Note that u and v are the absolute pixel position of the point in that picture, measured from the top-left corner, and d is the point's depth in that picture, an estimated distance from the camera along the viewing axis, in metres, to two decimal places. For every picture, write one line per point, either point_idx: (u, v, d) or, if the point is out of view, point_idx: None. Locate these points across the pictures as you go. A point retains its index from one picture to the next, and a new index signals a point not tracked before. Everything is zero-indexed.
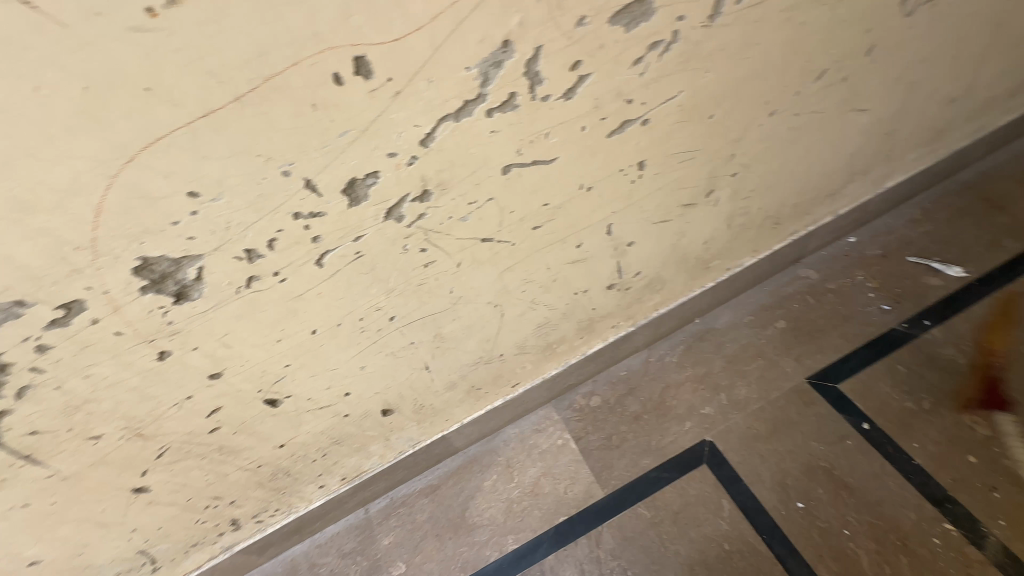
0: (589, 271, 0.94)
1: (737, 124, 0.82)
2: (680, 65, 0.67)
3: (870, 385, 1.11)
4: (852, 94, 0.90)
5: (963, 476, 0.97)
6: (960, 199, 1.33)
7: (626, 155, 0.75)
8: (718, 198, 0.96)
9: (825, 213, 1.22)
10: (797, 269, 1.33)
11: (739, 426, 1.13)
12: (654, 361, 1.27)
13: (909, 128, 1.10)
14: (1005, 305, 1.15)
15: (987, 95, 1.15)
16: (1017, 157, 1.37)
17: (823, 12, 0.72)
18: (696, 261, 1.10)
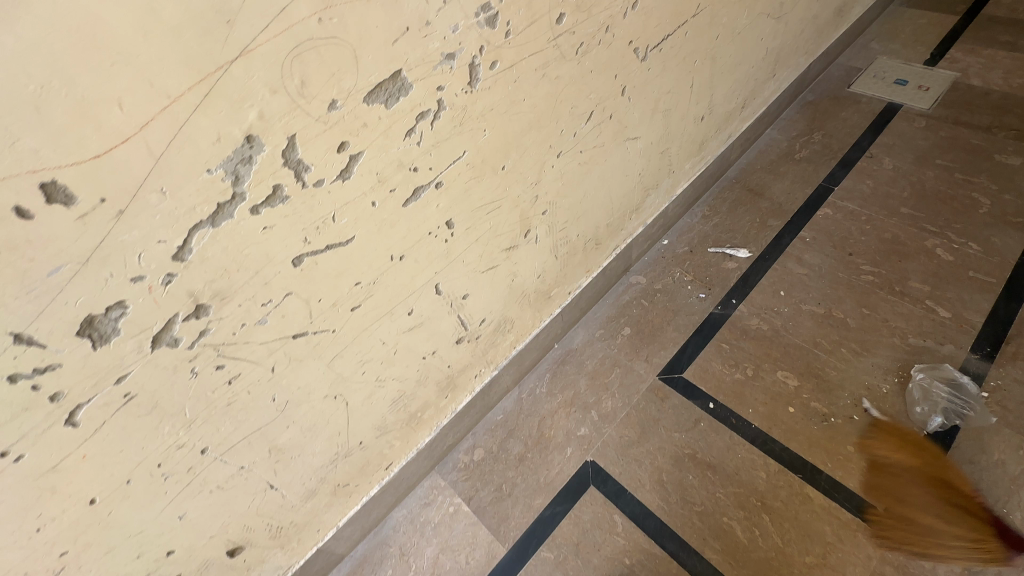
0: (431, 332, 0.92)
1: (530, 170, 0.87)
2: (455, 129, 0.69)
3: (706, 368, 1.25)
4: (621, 127, 1.03)
5: (789, 426, 1.13)
6: (732, 193, 1.61)
7: (430, 218, 0.75)
8: (537, 235, 1.01)
9: (636, 225, 1.37)
10: (629, 277, 1.47)
11: (613, 438, 1.19)
12: (526, 397, 1.29)
13: (677, 145, 1.29)
14: (783, 273, 1.39)
15: (726, 110, 1.41)
16: (762, 153, 1.70)
17: (573, 66, 0.81)
18: (537, 294, 1.15)
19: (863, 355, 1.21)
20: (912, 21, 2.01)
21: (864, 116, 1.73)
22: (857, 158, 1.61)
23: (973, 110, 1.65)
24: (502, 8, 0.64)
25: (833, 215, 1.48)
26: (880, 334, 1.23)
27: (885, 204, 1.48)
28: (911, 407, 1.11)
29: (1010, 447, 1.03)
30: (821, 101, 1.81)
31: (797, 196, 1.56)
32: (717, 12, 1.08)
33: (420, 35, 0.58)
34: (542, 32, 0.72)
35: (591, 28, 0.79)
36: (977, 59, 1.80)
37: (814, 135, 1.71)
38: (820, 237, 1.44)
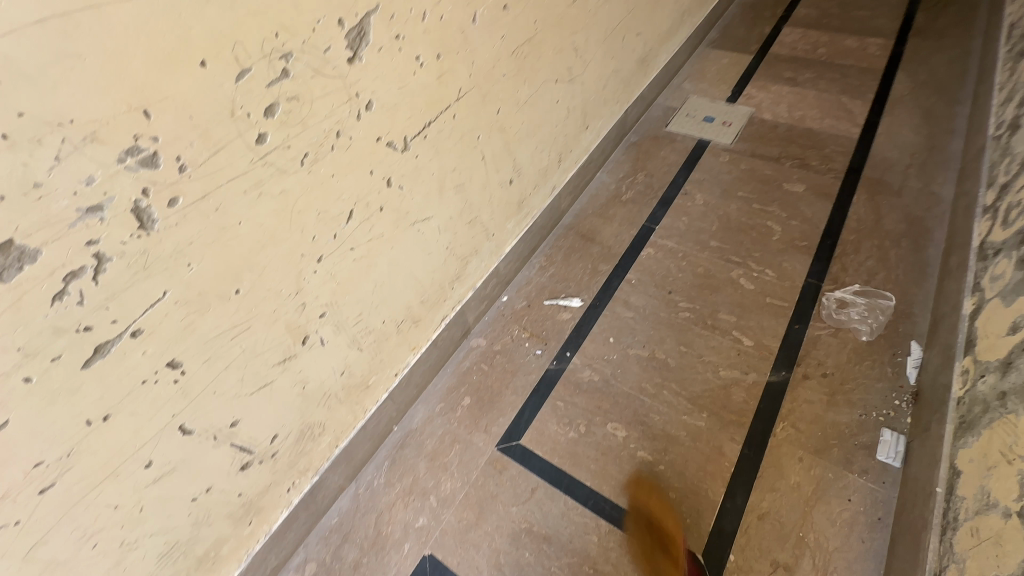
0: (194, 473, 0.82)
1: (282, 283, 0.81)
2: (137, 275, 0.62)
3: (542, 430, 1.25)
4: (401, 214, 1.00)
5: (618, 481, 1.15)
6: (567, 241, 1.66)
7: (137, 367, 0.67)
8: (322, 337, 0.95)
9: (463, 291, 1.35)
10: (470, 340, 1.44)
11: (451, 524, 1.14)
12: (363, 492, 1.20)
13: (488, 211, 1.30)
14: (611, 319, 1.44)
15: (539, 168, 1.45)
16: (593, 197, 1.77)
17: (302, 177, 0.77)
18: (347, 390, 1.08)
19: (682, 394, 1.26)
20: (716, 61, 2.23)
21: (679, 154, 1.86)
22: (674, 195, 1.73)
23: (766, 142, 1.85)
24: (161, 147, 0.58)
25: (656, 255, 1.57)
26: (696, 371, 1.30)
27: (698, 238, 1.59)
28: (723, 442, 1.17)
29: (804, 468, 1.11)
30: (643, 141, 1.94)
31: (624, 238, 1.64)
32: (489, 90, 1.09)
33: (30, 199, 0.50)
34: (238, 156, 0.67)
35: (313, 137, 0.76)
36: (767, 95, 2.03)
37: (638, 176, 1.82)
38: (644, 278, 1.52)
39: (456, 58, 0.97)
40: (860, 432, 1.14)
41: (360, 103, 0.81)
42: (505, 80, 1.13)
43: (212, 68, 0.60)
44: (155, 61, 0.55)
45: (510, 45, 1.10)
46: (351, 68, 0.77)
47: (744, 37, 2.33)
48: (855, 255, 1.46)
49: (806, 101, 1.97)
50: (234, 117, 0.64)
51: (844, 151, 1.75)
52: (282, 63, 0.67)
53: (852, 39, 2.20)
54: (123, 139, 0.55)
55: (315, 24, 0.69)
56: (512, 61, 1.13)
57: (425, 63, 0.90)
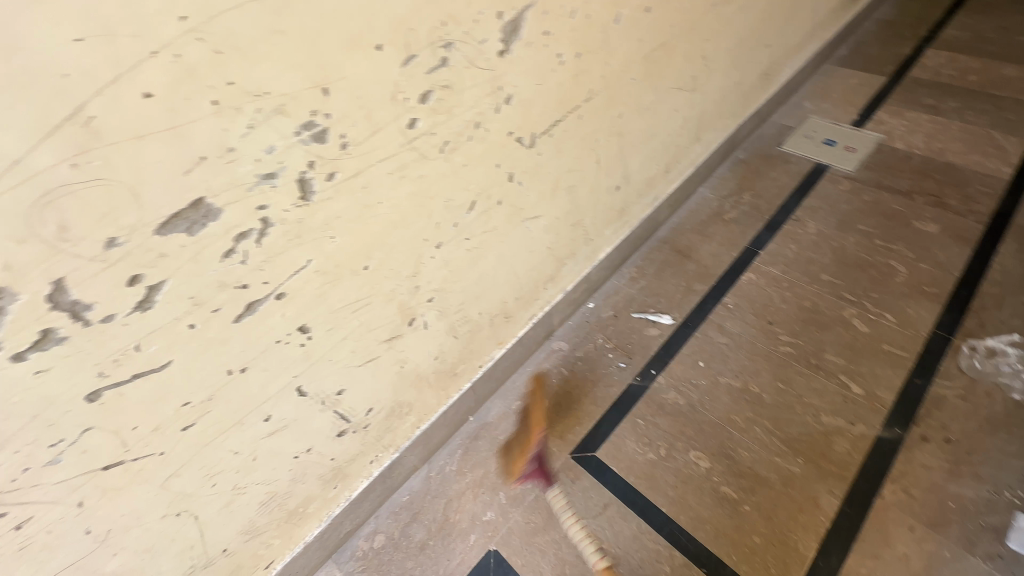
0: (300, 433, 0.86)
1: (403, 264, 0.84)
2: (291, 242, 0.65)
3: (619, 446, 1.21)
4: (515, 209, 1.00)
5: (698, 514, 1.09)
6: (661, 254, 1.59)
7: (275, 327, 0.71)
8: (426, 320, 0.97)
9: (553, 293, 1.34)
10: (551, 342, 1.43)
11: (518, 524, 1.13)
12: (435, 476, 1.23)
13: (591, 215, 1.27)
14: (703, 342, 1.36)
15: (645, 177, 1.41)
16: (692, 212, 1.70)
17: (439, 164, 0.78)
18: (437, 374, 1.10)
19: (776, 434, 1.17)
20: (843, 80, 2.06)
21: (793, 176, 1.74)
22: (783, 220, 1.62)
23: (895, 173, 1.68)
24: (331, 124, 0.61)
25: (757, 281, 1.48)
26: (794, 412, 1.20)
27: (807, 269, 1.47)
28: (820, 493, 1.08)
29: (914, 539, 1.00)
30: (753, 158, 1.83)
31: (724, 258, 1.55)
32: (616, 93, 1.07)
33: (223, 161, 0.54)
34: (391, 138, 0.69)
35: (456, 127, 0.77)
36: (901, 122, 1.84)
37: (744, 195, 1.72)
38: (743, 304, 1.43)
39: (593, 58, 0.95)
40: (987, 511, 1.01)
41: (501, 97, 0.81)
42: (633, 84, 1.10)
43: (386, 52, 0.62)
44: (341, 42, 0.58)
45: (645, 49, 1.07)
46: (501, 61, 0.77)
47: (878, 56, 2.14)
48: (996, 310, 1.30)
49: (948, 132, 1.77)
50: (394, 101, 0.66)
51: (991, 193, 1.56)
52: (443, 52, 0.68)
53: (1011, 67, 1.96)
54: (303, 113, 0.58)
55: (478, 16, 0.70)
56: (643, 65, 1.10)
57: (564, 61, 0.89)
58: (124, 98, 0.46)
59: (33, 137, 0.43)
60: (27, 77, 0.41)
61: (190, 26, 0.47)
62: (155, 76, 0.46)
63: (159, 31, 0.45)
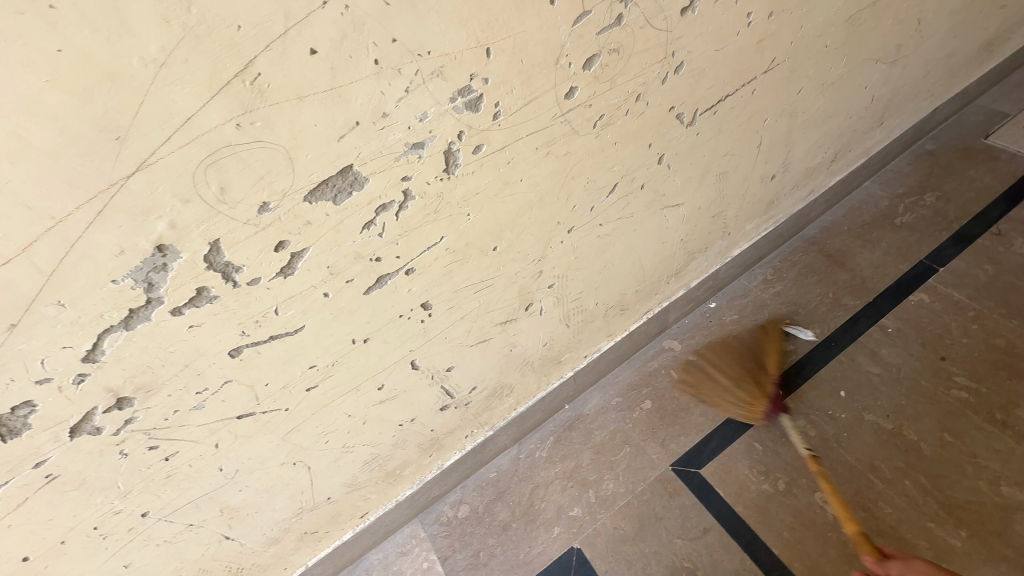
0: (407, 403, 0.86)
1: (530, 247, 0.77)
2: (427, 217, 0.61)
3: (729, 468, 1.09)
4: (656, 196, 0.89)
5: (817, 565, 0.95)
6: (805, 257, 1.37)
7: (400, 302, 0.68)
8: (542, 307, 0.90)
9: (675, 288, 1.21)
10: (662, 340, 1.31)
11: (606, 527, 1.07)
12: (524, 459, 1.20)
13: (736, 207, 1.11)
14: (848, 368, 1.16)
15: (808, 165, 1.19)
16: (853, 211, 1.43)
17: (589, 141, 0.69)
18: (542, 361, 1.05)
19: (934, 495, 0.98)
20: None
21: (999, 179, 1.39)
22: (978, 233, 1.30)
23: None
24: (487, 90, 0.54)
25: (931, 304, 1.22)
26: (962, 473, 0.99)
27: (1005, 299, 1.18)
28: None
29: None
30: (945, 151, 1.49)
31: (887, 272, 1.30)
32: (802, 64, 0.88)
33: (375, 127, 0.50)
34: (545, 109, 0.60)
35: (615, 98, 0.66)
36: None
37: (926, 197, 1.41)
38: (906, 330, 1.19)
39: (786, 19, 0.77)
40: None
41: (671, 64, 0.68)
42: (824, 53, 0.90)
43: (559, 6, 0.53)
44: None
45: (849, 10, 0.86)
46: (681, 21, 0.64)
47: None
48: None
49: None
50: (557, 66, 0.57)
51: None
52: (620, 8, 0.57)
53: None
54: (461, 77, 0.51)
55: None
56: (843, 29, 0.89)
57: (753, 22, 0.73)
58: (291, 55, 0.42)
59: (204, 94, 0.40)
60: (202, 29, 0.38)
61: None
62: (323, 31, 0.42)
63: None
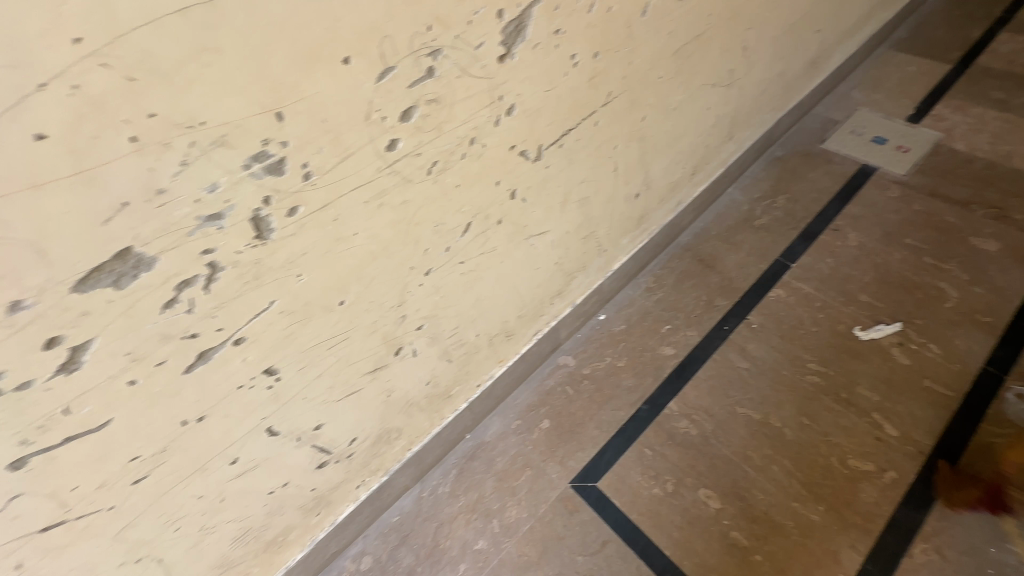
0: (274, 469, 0.80)
1: (385, 295, 0.75)
2: (246, 285, 0.57)
3: (623, 477, 1.13)
4: (517, 227, 0.90)
5: (704, 560, 1.01)
6: (682, 263, 1.47)
7: (235, 373, 0.63)
8: (415, 348, 0.88)
9: (561, 307, 1.24)
10: (557, 357, 1.34)
11: (511, 556, 1.07)
12: (427, 497, 1.17)
13: (606, 226, 1.16)
14: (722, 366, 1.25)
15: (669, 180, 1.27)
16: (719, 216, 1.55)
17: (426, 187, 0.68)
18: (429, 398, 1.03)
19: (797, 476, 1.08)
20: (900, 68, 1.84)
21: (834, 179, 1.57)
22: (820, 229, 1.46)
23: (952, 179, 1.50)
24: (289, 153, 0.51)
25: (787, 298, 1.34)
26: (819, 452, 1.10)
27: (844, 288, 1.34)
28: (840, 547, 0.99)
29: None
30: (791, 157, 1.66)
31: (750, 271, 1.42)
32: (640, 94, 0.94)
33: (151, 206, 0.45)
34: (365, 164, 0.59)
35: (446, 145, 0.66)
36: (965, 119, 1.64)
37: (778, 199, 1.56)
38: (768, 325, 1.31)
39: (614, 57, 0.82)
40: None
41: (501, 107, 0.70)
42: (660, 83, 0.96)
43: (356, 65, 0.51)
44: (297, 57, 0.47)
45: (675, 44, 0.93)
46: (501, 67, 0.66)
47: (943, 40, 1.90)
48: None
49: (1018, 133, 1.57)
50: (368, 121, 0.56)
51: None
52: (428, 61, 0.57)
53: None
54: (251, 143, 0.48)
55: (473, 16, 0.58)
56: (673, 61, 0.96)
57: (579, 62, 0.76)
58: (11, 143, 0.37)
59: None
60: None
61: (88, 49, 0.38)
62: (48, 114, 0.38)
63: (49, 60, 0.37)
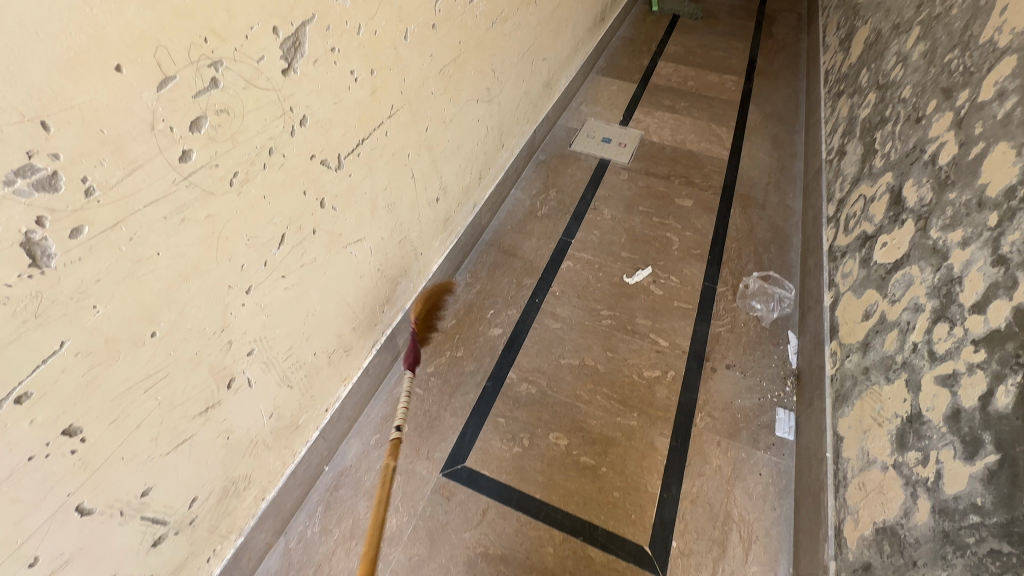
0: (91, 562, 0.66)
1: (205, 320, 0.71)
2: (25, 324, 0.50)
3: (486, 449, 1.24)
4: (334, 235, 0.93)
5: (566, 489, 1.18)
6: (489, 256, 1.67)
7: (23, 441, 0.53)
8: (249, 377, 0.84)
9: (392, 314, 1.29)
10: (400, 364, 1.38)
11: (401, 562, 1.07)
12: (295, 546, 1.08)
13: (416, 230, 1.26)
14: (541, 331, 1.48)
15: (462, 185, 1.45)
16: (510, 213, 1.81)
17: (231, 199, 0.68)
18: (275, 433, 0.97)
19: (614, 397, 1.34)
20: (607, 88, 2.43)
21: (585, 172, 1.99)
22: (584, 210, 1.84)
23: (656, 162, 2.06)
24: (63, 166, 0.48)
25: (574, 266, 1.65)
26: (624, 374, 1.39)
27: (610, 250, 1.71)
28: (654, 437, 1.27)
29: (722, 450, 1.25)
30: (551, 159, 2.04)
31: (544, 252, 1.70)
32: (419, 108, 1.08)
33: None
34: (157, 176, 0.57)
35: (244, 156, 0.68)
36: (653, 120, 2.27)
37: (550, 192, 1.90)
38: (567, 290, 1.59)
39: (389, 74, 0.94)
40: (761, 413, 1.32)
41: (294, 118, 0.74)
42: (433, 98, 1.12)
43: (129, 74, 0.51)
44: (56, 64, 0.46)
45: (438, 65, 1.10)
46: (286, 80, 0.71)
47: (628, 67, 2.58)
48: (738, 260, 1.69)
49: (684, 127, 2.24)
50: (153, 131, 0.55)
51: (719, 171, 2.03)
52: (210, 72, 0.59)
53: (713, 75, 2.56)
54: (11, 156, 0.44)
55: (249, 31, 0.62)
56: (439, 79, 1.13)
57: (359, 78, 0.86)
58: None
59: None
60: None
61: None
62: None
63: None
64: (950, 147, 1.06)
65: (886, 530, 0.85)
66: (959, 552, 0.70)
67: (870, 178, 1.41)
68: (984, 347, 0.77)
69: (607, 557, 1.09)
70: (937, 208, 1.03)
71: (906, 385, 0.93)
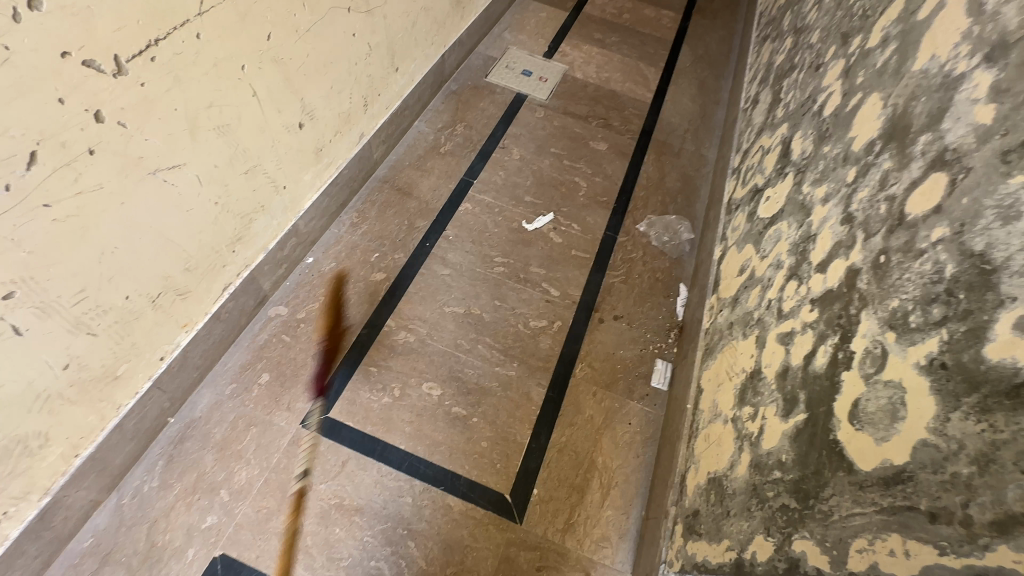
0: None
1: None
2: None
3: (353, 400, 1.18)
4: (129, 158, 0.78)
5: (433, 439, 1.15)
6: (381, 195, 1.53)
7: None
8: (14, 325, 0.71)
9: (249, 255, 1.16)
10: (267, 309, 1.27)
11: (247, 516, 1.02)
12: (129, 502, 1.00)
13: (272, 160, 1.11)
14: (428, 277, 1.39)
15: (338, 111, 1.29)
16: (410, 148, 1.66)
17: None
18: (79, 387, 0.86)
19: (496, 348, 1.30)
20: (534, 14, 2.22)
21: (498, 107, 1.84)
22: (492, 148, 1.72)
23: (576, 100, 1.93)
24: None
25: (473, 209, 1.55)
26: (509, 324, 1.34)
27: (513, 193, 1.61)
28: (531, 388, 1.25)
29: (597, 401, 1.25)
30: (463, 90, 1.86)
31: (442, 192, 1.58)
32: (249, 8, 0.90)
33: None
34: None
35: None
36: (579, 54, 2.11)
37: (457, 127, 1.75)
38: (462, 234, 1.49)
39: None
40: (640, 364, 1.32)
41: None
42: None
43: None
44: None
45: None
46: None
47: None
48: (644, 209, 1.64)
49: (611, 64, 2.10)
50: None
51: (639, 115, 1.94)
52: None
53: (650, 9, 2.39)
54: None
55: None
56: None
57: None
58: None
59: None
60: None
61: None
62: None
63: None
64: (836, 97, 1.01)
65: (715, 480, 0.87)
66: (760, 505, 0.71)
67: (770, 129, 1.36)
68: (817, 306, 0.76)
69: (467, 506, 1.08)
70: (812, 162, 1.00)
71: (756, 341, 0.93)
